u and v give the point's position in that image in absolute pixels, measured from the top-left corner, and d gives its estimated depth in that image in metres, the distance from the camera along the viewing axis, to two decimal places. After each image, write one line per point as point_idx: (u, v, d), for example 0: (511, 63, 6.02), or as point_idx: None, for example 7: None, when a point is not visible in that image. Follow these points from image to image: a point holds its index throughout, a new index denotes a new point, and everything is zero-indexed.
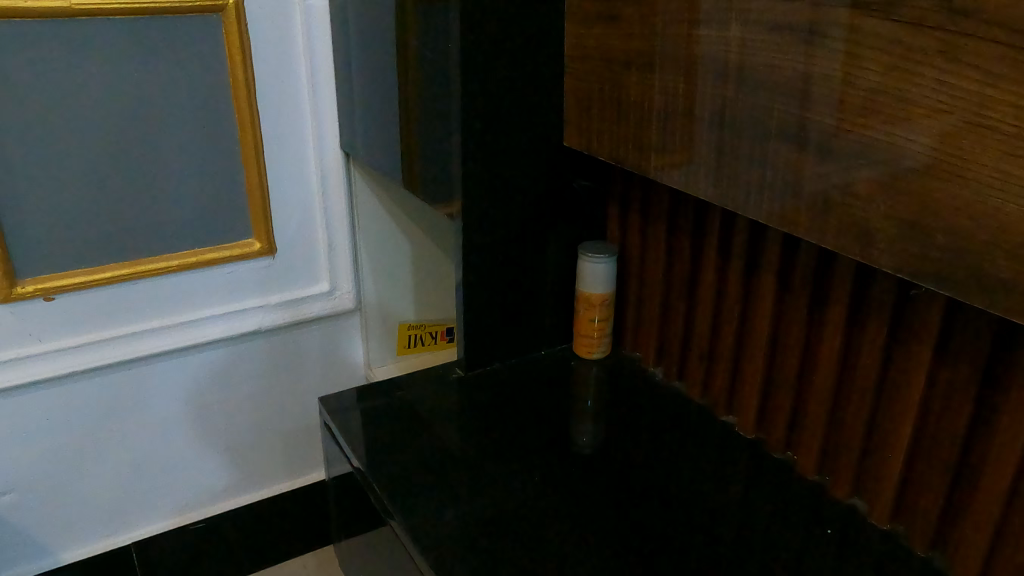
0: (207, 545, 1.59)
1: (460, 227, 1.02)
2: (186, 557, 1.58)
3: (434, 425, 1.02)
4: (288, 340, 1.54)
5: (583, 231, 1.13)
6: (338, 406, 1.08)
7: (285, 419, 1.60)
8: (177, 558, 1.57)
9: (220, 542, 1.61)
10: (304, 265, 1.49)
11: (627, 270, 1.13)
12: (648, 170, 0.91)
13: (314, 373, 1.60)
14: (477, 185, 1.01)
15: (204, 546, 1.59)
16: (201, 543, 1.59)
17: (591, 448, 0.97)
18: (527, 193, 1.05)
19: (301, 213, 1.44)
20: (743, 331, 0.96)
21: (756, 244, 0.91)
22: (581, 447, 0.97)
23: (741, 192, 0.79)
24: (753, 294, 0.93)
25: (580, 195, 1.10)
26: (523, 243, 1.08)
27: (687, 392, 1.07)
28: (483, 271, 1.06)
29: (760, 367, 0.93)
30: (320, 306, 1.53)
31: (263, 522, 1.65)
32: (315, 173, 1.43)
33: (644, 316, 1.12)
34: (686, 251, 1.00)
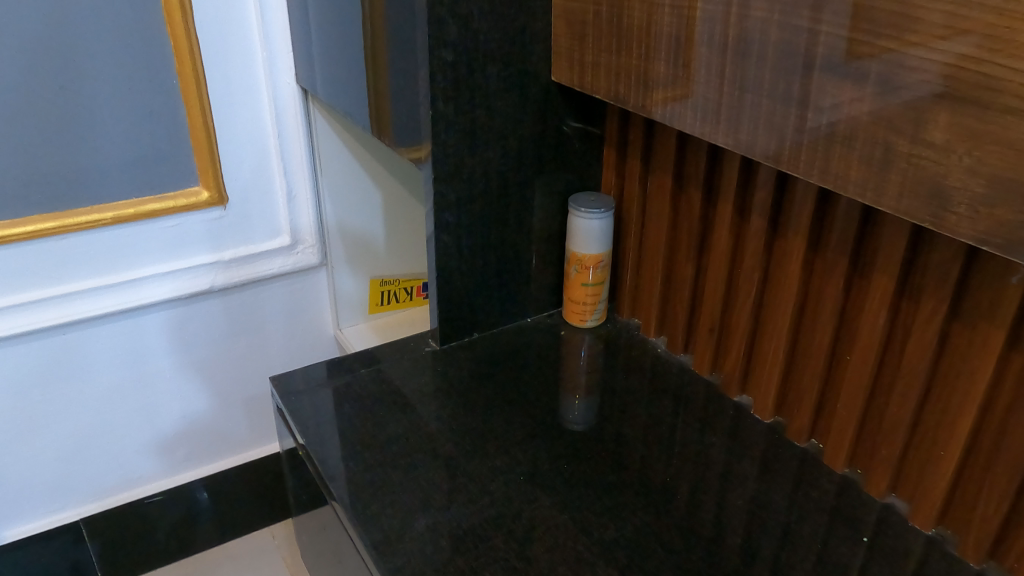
0: (166, 518, 1.48)
1: (430, 175, 0.86)
2: (141, 532, 1.46)
3: (401, 409, 0.88)
4: (246, 300, 1.39)
5: (574, 180, 0.97)
6: (289, 389, 0.92)
7: (246, 385, 1.47)
8: (131, 533, 1.45)
9: (178, 515, 1.49)
10: (261, 217, 1.33)
11: (625, 227, 0.98)
12: (653, 112, 0.76)
13: (277, 334, 1.46)
14: (450, 127, 0.85)
15: (162, 520, 1.48)
16: (158, 516, 1.47)
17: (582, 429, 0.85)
18: (509, 138, 0.89)
19: (254, 158, 1.28)
20: (762, 300, 0.82)
21: (782, 199, 0.76)
22: (571, 424, 0.86)
23: (771, 140, 0.64)
24: (777, 258, 0.79)
25: (571, 139, 0.94)
26: (505, 196, 0.92)
27: (693, 367, 0.93)
28: (458, 228, 0.91)
29: (783, 343, 0.80)
30: (280, 262, 1.38)
31: (226, 493, 1.53)
32: (269, 113, 1.25)
33: (643, 279, 0.97)
34: (697, 206, 0.85)
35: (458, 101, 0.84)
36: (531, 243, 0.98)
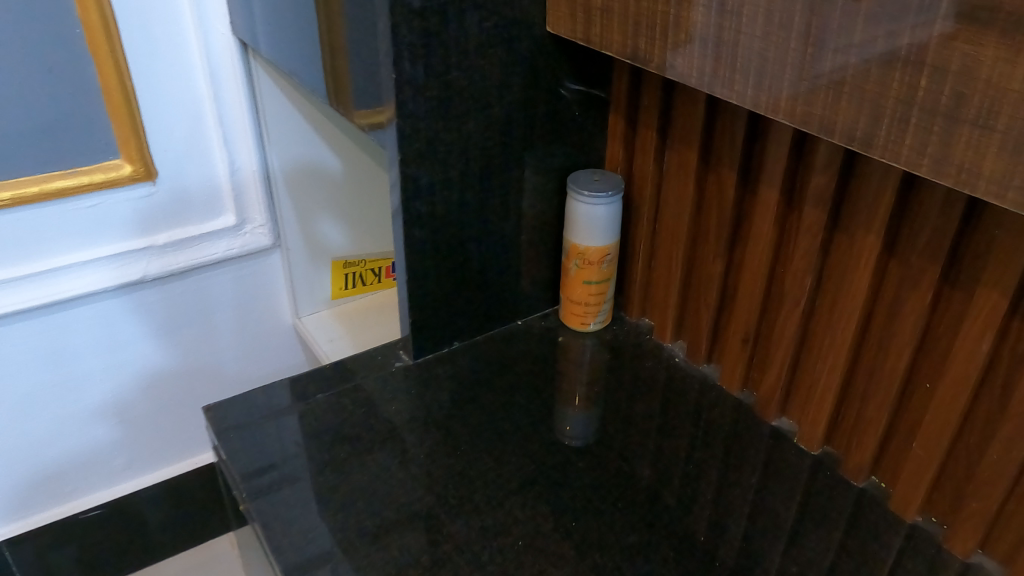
0: (106, 533, 1.31)
1: (395, 154, 0.68)
2: (78, 550, 1.29)
3: (365, 446, 0.71)
4: (188, 289, 1.20)
5: (572, 156, 0.79)
6: (225, 424, 0.73)
7: (193, 384, 1.28)
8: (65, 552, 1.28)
9: (122, 529, 1.32)
10: (199, 195, 1.13)
11: (636, 213, 0.81)
12: (685, 75, 0.57)
13: (227, 325, 1.27)
14: (418, 94, 0.66)
15: (101, 535, 1.31)
16: (97, 532, 1.30)
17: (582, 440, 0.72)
18: (494, 107, 0.71)
19: (187, 126, 1.07)
20: (818, 308, 0.66)
21: (850, 187, 0.60)
22: (570, 441, 0.72)
23: (861, 117, 0.46)
24: (837, 258, 0.62)
25: (570, 105, 0.76)
26: (490, 178, 0.75)
27: (721, 381, 0.78)
28: (430, 218, 0.73)
29: (842, 364, 0.64)
30: (226, 245, 1.18)
31: (176, 502, 1.37)
32: (201, 71, 1.05)
33: (657, 274, 0.81)
34: (731, 191, 0.68)
35: (429, 60, 0.65)
36: (519, 233, 0.80)
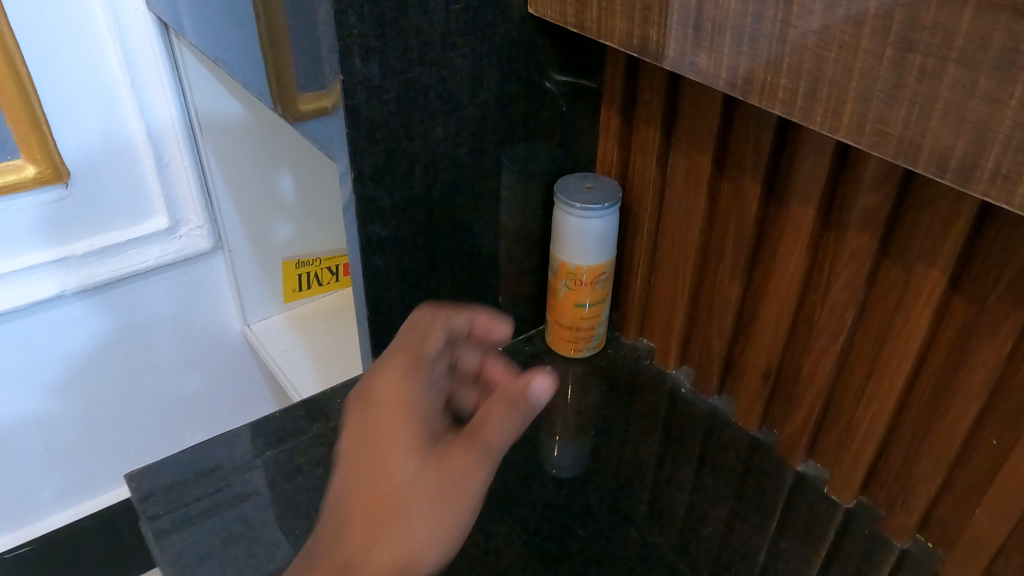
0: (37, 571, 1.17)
1: (347, 169, 0.56)
2: None
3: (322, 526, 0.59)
4: (118, 302, 1.04)
5: (557, 159, 0.67)
6: (151, 494, 0.61)
7: (132, 405, 1.13)
8: None
9: (59, 564, 1.18)
10: (123, 195, 0.97)
11: (633, 222, 0.69)
12: (710, 74, 0.46)
13: (167, 340, 1.11)
14: (373, 96, 0.53)
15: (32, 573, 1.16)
16: (27, 570, 1.15)
17: (571, 472, 0.63)
18: (467, 109, 0.59)
19: (102, 117, 0.91)
20: (862, 343, 0.55)
21: (904, 208, 0.49)
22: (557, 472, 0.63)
23: (959, 140, 0.36)
24: (884, 289, 0.52)
25: (557, 99, 0.64)
26: (463, 192, 0.63)
27: (734, 417, 0.68)
28: (393, 242, 0.61)
29: (886, 411, 0.55)
30: (159, 251, 1.02)
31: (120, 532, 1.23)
32: (115, 55, 0.89)
33: (658, 293, 0.70)
34: (752, 206, 0.57)
35: (387, 55, 0.52)
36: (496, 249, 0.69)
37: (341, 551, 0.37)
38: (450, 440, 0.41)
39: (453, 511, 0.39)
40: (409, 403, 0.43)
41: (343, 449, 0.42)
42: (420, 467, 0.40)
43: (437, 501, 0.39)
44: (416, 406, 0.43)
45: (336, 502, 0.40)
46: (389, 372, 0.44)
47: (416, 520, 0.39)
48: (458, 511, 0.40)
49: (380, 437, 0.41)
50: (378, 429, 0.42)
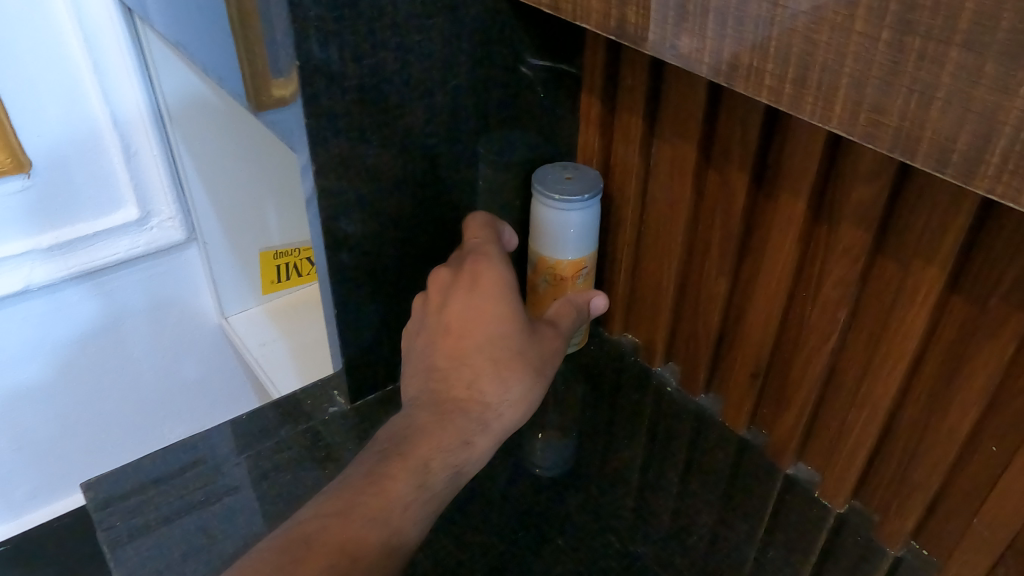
0: None
1: (308, 162, 0.52)
2: None
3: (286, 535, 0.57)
4: (88, 295, 1.00)
5: (535, 148, 0.64)
6: (108, 502, 0.58)
7: (106, 401, 1.10)
8: None
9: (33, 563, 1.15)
10: (90, 185, 0.93)
11: (616, 214, 0.66)
12: (693, 58, 0.42)
13: (141, 334, 1.08)
14: (333, 84, 0.50)
15: None
16: None
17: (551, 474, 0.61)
18: (438, 97, 0.56)
19: (64, 105, 0.87)
20: (858, 344, 0.52)
21: (900, 202, 0.46)
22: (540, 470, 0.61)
23: (962, 132, 0.32)
24: (879, 288, 0.49)
25: (534, 85, 0.60)
26: (435, 184, 0.60)
27: (722, 416, 0.65)
28: (362, 238, 0.58)
29: (881, 415, 0.52)
30: (130, 243, 0.99)
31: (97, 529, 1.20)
32: (75, 38, 0.84)
33: (643, 288, 0.67)
34: (740, 199, 0.54)
35: (348, 41, 0.49)
36: None
37: (467, 421, 0.50)
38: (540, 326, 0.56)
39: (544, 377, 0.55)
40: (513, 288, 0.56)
41: (446, 313, 0.55)
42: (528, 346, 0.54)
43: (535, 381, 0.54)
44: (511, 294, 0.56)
45: (458, 359, 0.53)
46: (494, 263, 0.56)
47: (522, 381, 0.53)
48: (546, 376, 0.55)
49: (494, 320, 0.54)
50: (488, 310, 0.54)
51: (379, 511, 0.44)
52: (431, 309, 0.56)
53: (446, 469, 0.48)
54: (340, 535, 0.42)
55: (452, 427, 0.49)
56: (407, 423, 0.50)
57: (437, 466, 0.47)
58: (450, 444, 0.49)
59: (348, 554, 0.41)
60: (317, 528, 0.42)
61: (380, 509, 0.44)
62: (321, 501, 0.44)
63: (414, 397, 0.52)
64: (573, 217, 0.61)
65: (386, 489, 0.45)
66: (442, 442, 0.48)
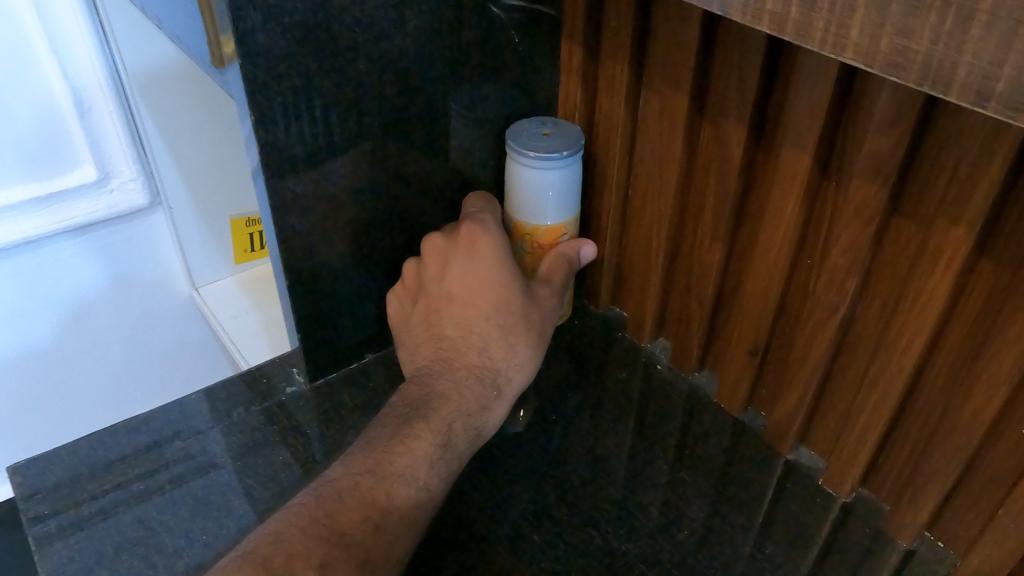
0: None
1: (248, 112, 0.46)
2: None
3: (218, 530, 0.51)
4: (45, 262, 0.94)
5: (509, 101, 0.58)
6: (38, 491, 0.53)
7: (70, 376, 1.04)
8: None
9: None
10: (42, 144, 0.86)
11: (600, 175, 0.60)
12: None
13: (105, 305, 1.01)
14: (270, 21, 0.43)
15: None
16: None
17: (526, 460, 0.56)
18: (398, 42, 0.49)
19: (9, 56, 0.80)
20: (868, 316, 0.47)
21: (921, 155, 0.40)
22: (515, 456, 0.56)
23: (1011, 54, 0.26)
24: (894, 252, 0.44)
25: (508, 30, 0.54)
26: (397, 142, 0.53)
27: (717, 398, 0.60)
28: (313, 200, 0.52)
29: (894, 395, 0.46)
30: (88, 207, 0.92)
31: None
32: None
33: (630, 257, 0.61)
34: (738, 154, 0.48)
35: None
36: (440, 207, 0.59)
37: (482, 386, 0.50)
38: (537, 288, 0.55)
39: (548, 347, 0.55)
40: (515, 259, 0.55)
41: (447, 280, 0.54)
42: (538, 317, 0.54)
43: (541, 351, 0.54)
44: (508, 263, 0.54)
45: (465, 326, 0.52)
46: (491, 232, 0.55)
47: (524, 351, 0.53)
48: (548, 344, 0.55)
49: (498, 287, 0.53)
50: (489, 278, 0.53)
51: (412, 474, 0.44)
52: (429, 274, 0.54)
53: (467, 431, 0.48)
54: (377, 493, 0.42)
55: (473, 396, 0.49)
56: (424, 388, 0.49)
57: (458, 427, 0.48)
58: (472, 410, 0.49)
59: (382, 512, 0.42)
60: (348, 485, 0.42)
61: (414, 470, 0.44)
62: (358, 454, 0.44)
63: (425, 365, 0.51)
64: (518, 163, 0.55)
65: (420, 449, 0.45)
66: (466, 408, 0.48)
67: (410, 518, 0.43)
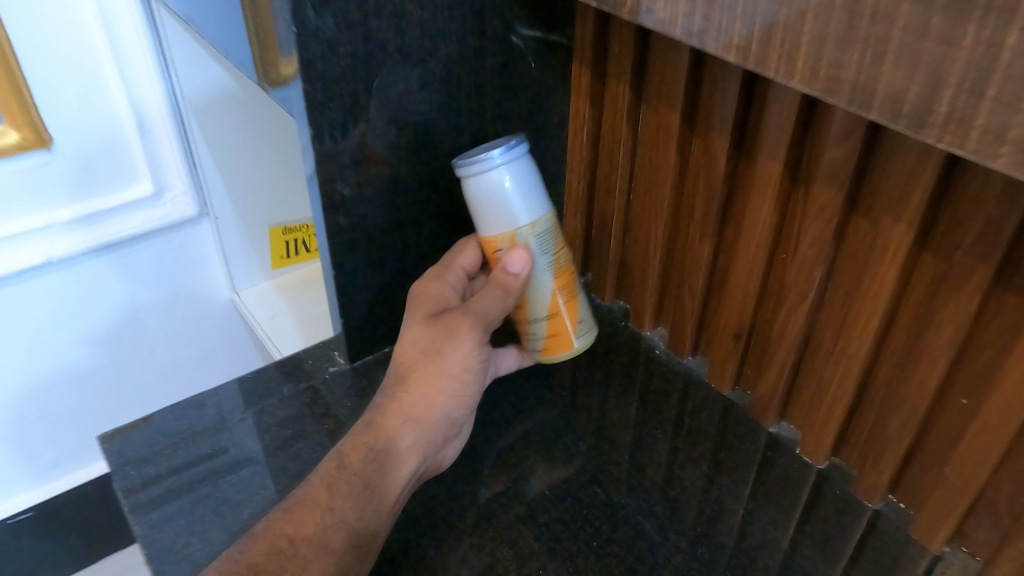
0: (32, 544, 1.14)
1: (305, 123, 0.55)
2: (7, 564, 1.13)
3: (259, 490, 0.59)
4: (104, 267, 1.03)
5: (525, 117, 0.66)
6: (123, 457, 0.61)
7: (122, 373, 1.12)
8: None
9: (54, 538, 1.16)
10: (106, 160, 0.95)
11: (605, 182, 0.68)
12: (667, 22, 0.45)
13: (155, 308, 1.10)
14: (327, 50, 0.52)
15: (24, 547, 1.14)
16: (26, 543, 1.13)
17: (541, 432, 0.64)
18: (431, 65, 0.58)
19: (82, 81, 0.90)
20: (831, 302, 0.54)
21: (872, 160, 0.48)
22: (530, 432, 0.64)
23: (912, 83, 0.34)
24: (854, 245, 0.51)
25: (525, 54, 0.62)
26: (430, 152, 0.62)
27: (707, 378, 0.67)
28: (357, 201, 0.60)
29: (855, 370, 0.54)
30: (144, 218, 1.01)
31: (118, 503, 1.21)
32: (92, 17, 0.87)
33: (632, 254, 0.69)
34: (722, 162, 0.56)
35: (342, 7, 0.51)
36: (464, 210, 0.68)
37: (366, 418, 0.55)
38: (449, 314, 0.58)
39: (465, 356, 0.58)
40: (439, 294, 0.61)
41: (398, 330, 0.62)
42: (443, 328, 0.58)
43: (453, 361, 0.57)
44: (428, 300, 0.61)
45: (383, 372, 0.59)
46: (423, 278, 0.63)
47: (427, 372, 0.57)
48: (465, 351, 0.58)
49: (412, 323, 0.59)
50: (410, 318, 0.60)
51: (318, 513, 0.49)
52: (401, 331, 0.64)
53: (367, 453, 0.53)
54: (282, 529, 0.48)
55: (378, 428, 0.54)
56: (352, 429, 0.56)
57: (352, 453, 0.53)
58: (376, 438, 0.54)
59: (293, 541, 0.47)
60: (274, 532, 0.48)
61: (317, 507, 0.49)
62: (276, 506, 0.50)
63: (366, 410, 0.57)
64: None
65: (328, 489, 0.50)
66: (371, 438, 0.54)
67: (327, 543, 0.48)
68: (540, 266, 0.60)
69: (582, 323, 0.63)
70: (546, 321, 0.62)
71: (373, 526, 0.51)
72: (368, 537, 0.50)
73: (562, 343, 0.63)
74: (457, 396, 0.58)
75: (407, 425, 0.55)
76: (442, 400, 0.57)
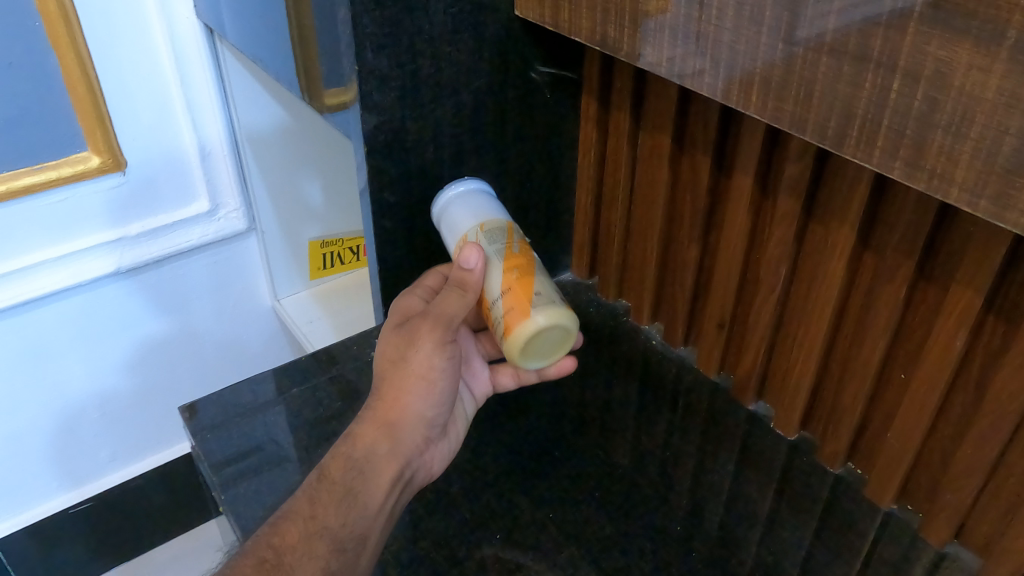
0: (91, 532, 1.23)
1: (361, 143, 0.66)
2: (69, 551, 1.22)
3: (291, 474, 0.70)
4: (164, 277, 1.12)
5: (542, 140, 0.78)
6: (202, 424, 0.74)
7: (175, 377, 1.22)
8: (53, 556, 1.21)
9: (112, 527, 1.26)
10: (171, 181, 1.05)
11: (609, 195, 0.80)
12: (655, 64, 0.56)
13: (206, 316, 1.20)
14: (380, 84, 0.64)
15: (85, 534, 1.23)
16: (86, 530, 1.22)
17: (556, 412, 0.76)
18: (463, 97, 0.70)
19: (155, 112, 1.00)
20: (796, 295, 0.65)
21: (823, 176, 0.59)
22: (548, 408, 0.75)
23: (832, 113, 0.45)
24: (811, 247, 0.62)
25: (541, 88, 0.74)
26: (461, 168, 0.74)
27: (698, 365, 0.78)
28: (401, 208, 0.72)
29: (817, 352, 0.64)
30: (201, 232, 1.11)
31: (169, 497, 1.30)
32: (166, 56, 0.98)
33: (632, 257, 0.81)
34: (705, 177, 0.67)
35: (394, 50, 0.63)
36: None
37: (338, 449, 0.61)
38: (415, 321, 0.62)
39: (427, 355, 0.61)
40: (409, 305, 0.66)
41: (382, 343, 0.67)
42: (406, 333, 0.62)
43: (416, 362, 0.62)
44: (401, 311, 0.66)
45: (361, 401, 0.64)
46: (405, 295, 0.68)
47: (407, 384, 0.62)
48: (427, 351, 0.61)
49: (388, 336, 0.64)
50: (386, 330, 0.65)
51: (301, 523, 0.56)
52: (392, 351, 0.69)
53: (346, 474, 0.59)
54: (269, 540, 0.54)
55: (356, 439, 0.61)
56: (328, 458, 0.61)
57: (332, 473, 0.59)
58: (353, 449, 0.61)
59: (278, 551, 0.54)
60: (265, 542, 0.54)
61: (301, 517, 0.56)
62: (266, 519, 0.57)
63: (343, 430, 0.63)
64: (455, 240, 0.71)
65: (311, 501, 0.57)
66: (349, 450, 0.61)
67: (319, 553, 0.55)
68: (490, 253, 0.64)
69: (539, 296, 0.62)
70: (502, 300, 0.62)
71: (358, 531, 0.58)
72: (354, 542, 0.57)
73: (518, 319, 0.61)
74: (430, 397, 0.63)
75: (382, 431, 0.62)
76: (412, 402, 0.62)
